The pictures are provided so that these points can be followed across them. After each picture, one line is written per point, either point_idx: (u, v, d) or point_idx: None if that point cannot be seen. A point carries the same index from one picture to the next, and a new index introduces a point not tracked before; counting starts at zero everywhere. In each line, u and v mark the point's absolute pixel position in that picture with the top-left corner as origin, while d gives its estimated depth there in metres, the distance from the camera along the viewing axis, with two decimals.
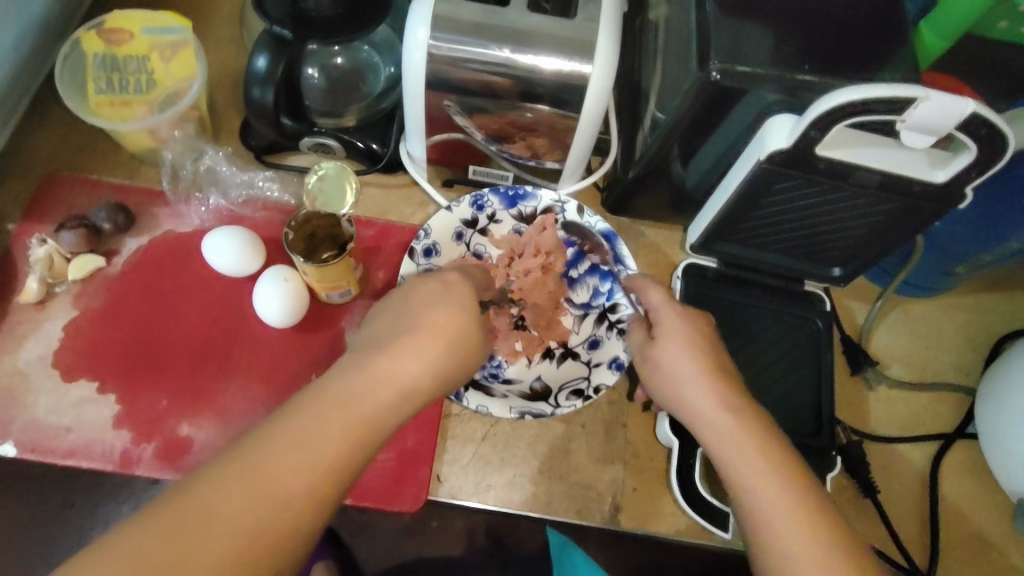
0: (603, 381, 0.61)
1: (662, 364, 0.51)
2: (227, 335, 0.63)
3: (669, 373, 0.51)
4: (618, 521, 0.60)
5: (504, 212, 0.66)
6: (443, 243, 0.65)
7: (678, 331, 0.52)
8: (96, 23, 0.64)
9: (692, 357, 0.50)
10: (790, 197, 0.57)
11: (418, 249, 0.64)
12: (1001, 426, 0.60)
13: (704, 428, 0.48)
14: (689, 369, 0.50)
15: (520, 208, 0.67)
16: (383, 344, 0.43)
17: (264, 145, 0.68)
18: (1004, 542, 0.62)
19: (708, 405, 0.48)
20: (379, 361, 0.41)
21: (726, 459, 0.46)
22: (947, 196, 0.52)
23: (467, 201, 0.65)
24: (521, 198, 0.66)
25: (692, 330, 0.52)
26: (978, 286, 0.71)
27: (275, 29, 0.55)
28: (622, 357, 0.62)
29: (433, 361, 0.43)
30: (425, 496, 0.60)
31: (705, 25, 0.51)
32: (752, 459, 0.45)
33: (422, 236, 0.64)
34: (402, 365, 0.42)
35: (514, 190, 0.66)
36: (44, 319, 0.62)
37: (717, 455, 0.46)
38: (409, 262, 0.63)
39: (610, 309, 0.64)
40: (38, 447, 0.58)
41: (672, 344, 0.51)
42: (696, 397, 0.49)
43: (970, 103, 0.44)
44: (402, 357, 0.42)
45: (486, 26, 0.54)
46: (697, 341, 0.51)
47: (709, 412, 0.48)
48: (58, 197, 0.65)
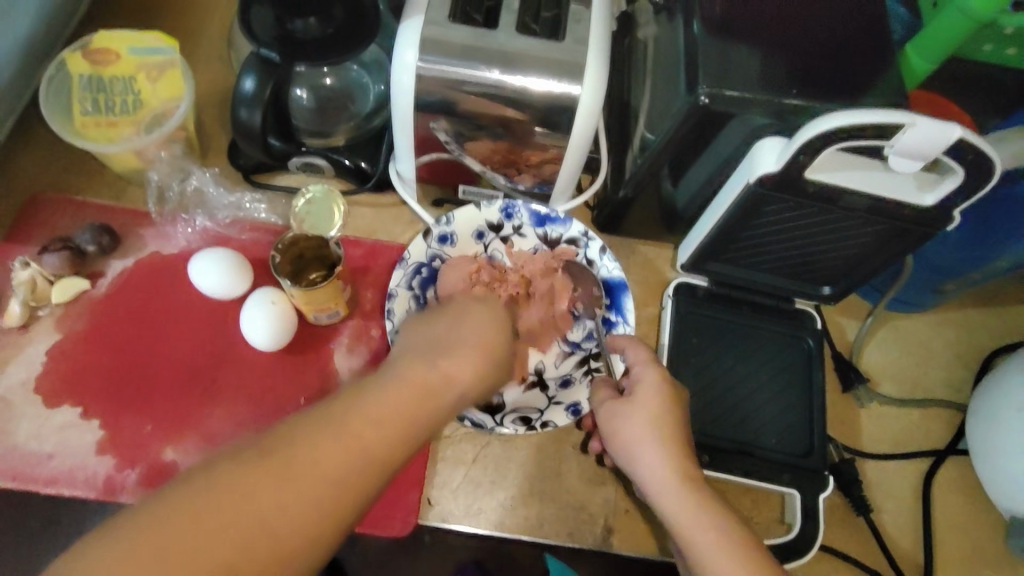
0: (555, 420, 0.60)
1: (627, 428, 0.51)
2: (214, 358, 0.62)
3: (634, 441, 0.51)
4: (611, 544, 0.60)
5: (529, 227, 0.66)
6: (461, 237, 0.66)
7: (645, 396, 0.51)
8: (81, 43, 0.63)
9: (655, 429, 0.50)
10: (779, 218, 0.57)
11: (434, 233, 0.64)
12: (991, 444, 0.60)
13: (664, 502, 0.49)
14: (656, 441, 0.50)
15: (547, 230, 0.67)
16: (438, 347, 0.47)
17: (252, 165, 0.67)
18: (997, 559, 0.62)
19: (672, 484, 0.49)
20: (440, 364, 0.46)
21: (686, 532, 0.48)
22: (934, 218, 0.52)
23: (498, 205, 0.66)
24: (552, 222, 0.66)
25: (666, 398, 0.51)
26: (966, 302, 0.72)
27: (262, 51, 0.55)
28: (582, 405, 0.60)
29: (478, 367, 0.47)
30: (414, 520, 0.59)
31: (694, 48, 0.51)
32: (710, 534, 0.47)
33: (442, 222, 0.64)
34: (448, 370, 0.46)
35: (548, 212, 0.65)
36: (26, 343, 0.61)
37: (674, 527, 0.49)
38: (421, 241, 0.64)
39: (594, 357, 0.63)
40: (19, 474, 0.57)
41: (635, 413, 0.51)
42: (660, 472, 0.50)
43: (956, 128, 0.45)
44: (448, 363, 0.46)
45: (475, 49, 0.54)
46: (662, 409, 0.51)
47: (669, 488, 0.49)
48: (41, 218, 0.64)
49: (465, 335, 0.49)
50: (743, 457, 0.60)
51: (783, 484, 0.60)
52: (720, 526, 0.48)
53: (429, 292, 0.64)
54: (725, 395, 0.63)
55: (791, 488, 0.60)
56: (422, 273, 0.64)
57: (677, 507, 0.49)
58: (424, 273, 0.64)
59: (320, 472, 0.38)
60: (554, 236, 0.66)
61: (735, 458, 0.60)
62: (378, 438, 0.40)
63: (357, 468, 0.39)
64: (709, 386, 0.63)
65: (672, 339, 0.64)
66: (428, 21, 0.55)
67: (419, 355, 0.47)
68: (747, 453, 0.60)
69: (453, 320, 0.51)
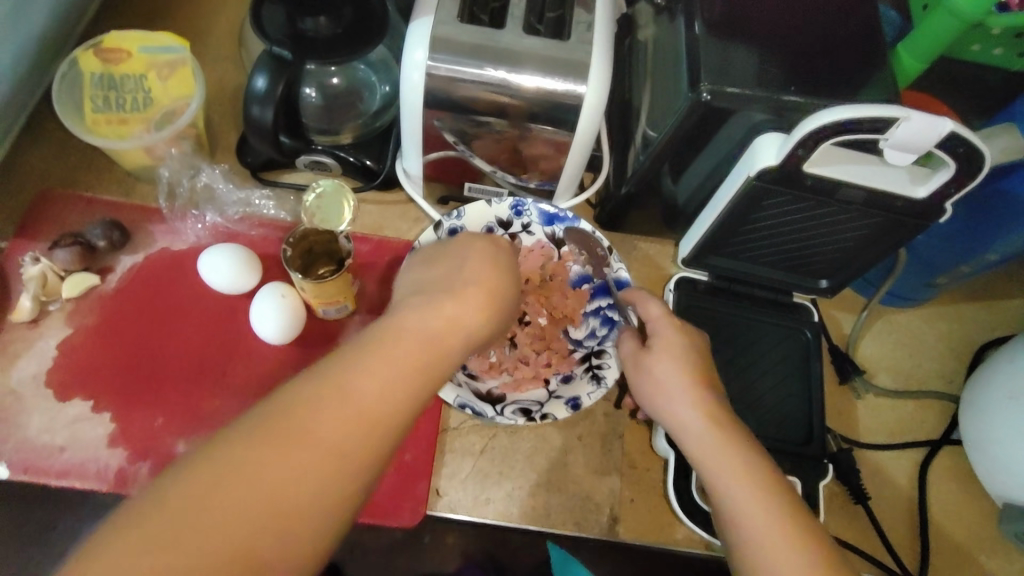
0: (555, 412, 0.60)
1: (650, 372, 0.54)
2: (224, 352, 0.62)
3: (656, 383, 0.53)
4: (617, 532, 0.61)
5: (538, 226, 0.67)
6: (471, 231, 0.66)
7: (666, 340, 0.54)
8: (94, 42, 0.65)
9: (677, 367, 0.52)
10: (778, 211, 0.59)
11: (445, 225, 0.64)
12: (984, 432, 0.61)
13: (687, 438, 0.50)
14: (675, 377, 0.52)
15: (555, 229, 0.67)
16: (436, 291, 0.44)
17: (260, 162, 0.68)
18: (991, 546, 0.64)
19: (692, 416, 0.50)
20: (443, 309, 0.42)
21: (709, 466, 0.48)
22: (926, 210, 0.54)
23: (508, 202, 0.66)
24: (559, 221, 0.66)
25: (684, 342, 0.54)
26: (957, 296, 0.74)
27: (274, 50, 0.56)
28: (582, 399, 0.60)
29: (482, 313, 0.44)
30: (424, 510, 0.60)
31: (694, 47, 0.53)
32: (732, 467, 0.47)
33: (453, 215, 0.64)
34: (449, 316, 0.42)
35: (556, 210, 0.66)
36: (36, 337, 0.61)
37: (698, 462, 0.49)
38: (432, 234, 0.63)
39: (596, 355, 0.63)
40: (31, 467, 0.57)
41: (659, 355, 0.53)
42: (681, 407, 0.51)
43: (947, 122, 0.46)
44: (451, 307, 0.43)
45: (482, 48, 0.56)
46: (685, 350, 0.53)
47: (694, 422, 0.50)
48: (51, 215, 0.65)
49: (464, 277, 0.46)
50: None
51: (784, 472, 0.61)
52: (742, 460, 0.47)
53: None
54: (726, 386, 0.64)
55: (792, 476, 0.61)
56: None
57: (700, 443, 0.49)
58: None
59: (317, 443, 0.34)
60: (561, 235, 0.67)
61: None
62: (382, 395, 0.36)
63: (359, 431, 0.35)
64: None
65: None
66: (437, 21, 0.56)
67: (420, 297, 0.43)
68: None
69: (456, 262, 0.48)
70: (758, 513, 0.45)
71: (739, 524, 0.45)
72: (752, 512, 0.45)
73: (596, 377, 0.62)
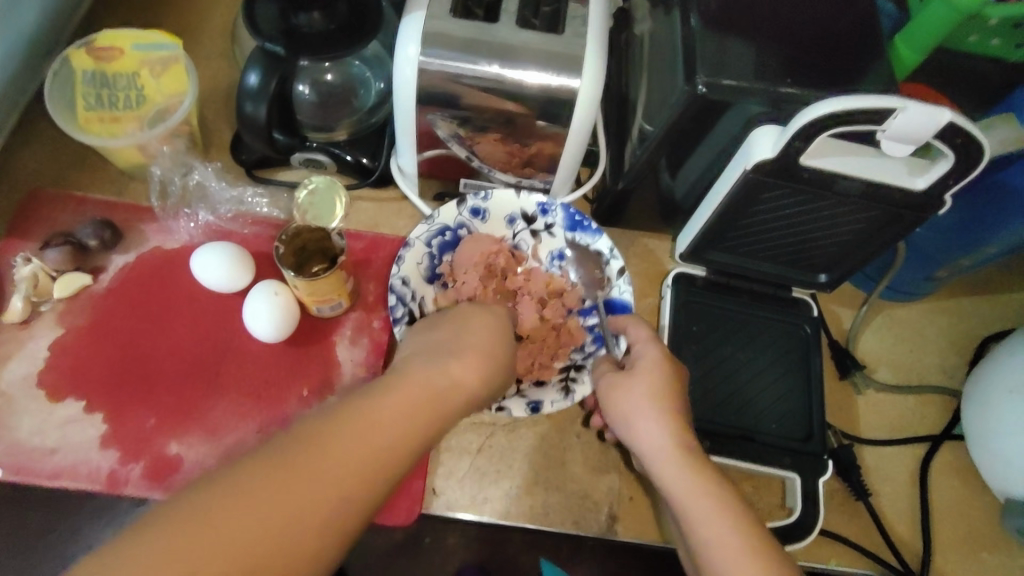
0: (512, 408, 0.59)
1: (624, 399, 0.53)
2: (217, 353, 0.62)
3: (630, 411, 0.52)
4: (615, 531, 0.60)
5: (560, 229, 0.67)
6: (494, 216, 0.67)
7: (645, 368, 0.53)
8: (85, 41, 0.64)
9: (653, 399, 0.51)
10: (776, 205, 0.58)
11: (468, 204, 0.66)
12: (984, 426, 0.61)
13: (663, 475, 0.49)
14: (651, 408, 0.51)
15: (576, 237, 0.67)
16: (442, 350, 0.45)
17: (254, 160, 0.68)
18: (993, 541, 0.63)
19: (664, 449, 0.50)
20: (448, 368, 0.44)
21: (686, 506, 0.48)
22: (925, 203, 0.54)
23: (537, 198, 0.67)
24: (582, 229, 0.66)
25: (664, 370, 0.53)
26: (957, 290, 0.73)
27: (267, 46, 0.56)
28: (543, 406, 0.60)
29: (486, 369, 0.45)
30: (419, 509, 0.59)
31: (690, 40, 0.53)
32: (710, 507, 0.47)
33: (479, 197, 0.66)
34: (456, 375, 0.43)
35: (582, 217, 0.66)
36: (27, 338, 0.60)
37: (675, 501, 0.48)
38: (454, 207, 0.65)
39: (576, 368, 0.62)
40: (22, 468, 0.56)
41: (635, 385, 0.52)
42: (654, 439, 0.50)
43: (945, 113, 0.46)
44: (457, 367, 0.44)
45: (476, 42, 0.55)
46: (662, 380, 0.52)
47: (667, 457, 0.50)
48: (43, 215, 0.65)
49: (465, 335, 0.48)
50: (745, 442, 0.61)
51: (784, 468, 0.60)
52: (719, 501, 0.47)
53: (446, 256, 0.66)
54: (726, 382, 0.64)
55: (792, 472, 0.60)
56: (445, 236, 0.66)
57: (677, 482, 0.49)
58: (447, 237, 0.66)
59: None
60: (580, 243, 0.67)
61: (737, 443, 0.61)
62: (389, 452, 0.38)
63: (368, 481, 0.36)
64: (709, 373, 0.64)
65: (672, 326, 0.65)
66: (430, 16, 0.56)
67: (429, 356, 0.45)
68: (749, 439, 0.61)
69: (462, 318, 0.49)
70: (736, 559, 0.45)
71: (716, 568, 0.45)
72: (729, 557, 0.45)
73: (566, 390, 0.61)
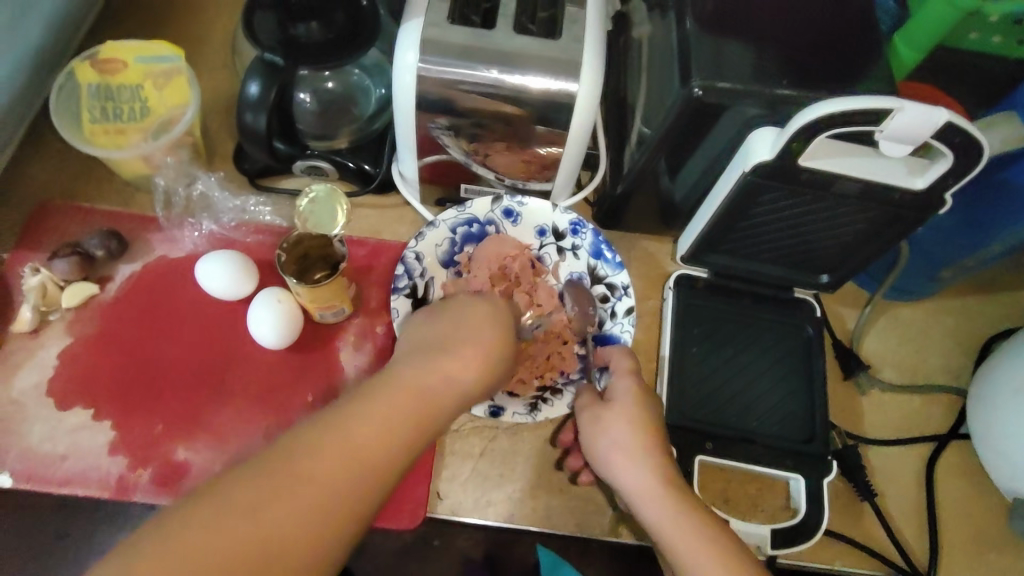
0: (472, 405, 0.60)
1: (603, 439, 0.53)
2: (222, 359, 0.63)
3: (609, 451, 0.53)
4: (619, 533, 0.60)
5: (585, 251, 0.67)
6: (525, 221, 0.68)
7: (622, 406, 0.54)
8: (90, 54, 0.65)
9: (631, 439, 0.52)
10: (775, 207, 0.58)
11: (501, 205, 0.68)
12: (991, 427, 0.60)
13: (648, 515, 0.50)
14: (629, 446, 0.52)
15: (597, 266, 0.67)
16: (437, 348, 0.47)
17: (257, 169, 0.68)
18: (1001, 542, 0.63)
19: (647, 487, 0.50)
20: (440, 365, 0.45)
21: (671, 547, 0.48)
22: (926, 203, 0.53)
23: (572, 215, 0.67)
24: (605, 259, 0.66)
25: (640, 406, 0.53)
26: (963, 288, 0.73)
27: (265, 55, 0.56)
28: (502, 413, 0.60)
29: (479, 369, 0.47)
30: (423, 513, 0.60)
31: (686, 42, 0.53)
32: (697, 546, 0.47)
33: (516, 198, 0.67)
34: (446, 372, 0.45)
35: (609, 248, 0.66)
36: (37, 347, 0.61)
37: (660, 538, 0.49)
38: (489, 202, 0.67)
39: (552, 393, 0.62)
40: (33, 476, 0.57)
41: (613, 424, 0.53)
42: (635, 478, 0.51)
43: (942, 112, 0.46)
44: (446, 364, 0.46)
45: (474, 48, 0.55)
46: (638, 417, 0.53)
47: (649, 496, 0.50)
48: (51, 226, 0.66)
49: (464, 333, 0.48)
50: (747, 444, 0.61)
51: (787, 469, 0.60)
52: (705, 539, 0.47)
53: (467, 246, 0.68)
54: (729, 384, 0.64)
55: (795, 473, 0.60)
56: (472, 228, 0.68)
57: (662, 522, 0.49)
58: (473, 229, 0.68)
59: None
60: (599, 273, 0.67)
61: (739, 445, 0.61)
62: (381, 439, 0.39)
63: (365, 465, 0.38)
64: (712, 375, 0.64)
65: (674, 328, 0.65)
66: (427, 23, 0.56)
67: (419, 354, 0.47)
68: (752, 441, 0.61)
69: (453, 318, 0.50)
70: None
71: None
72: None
73: (532, 407, 0.61)
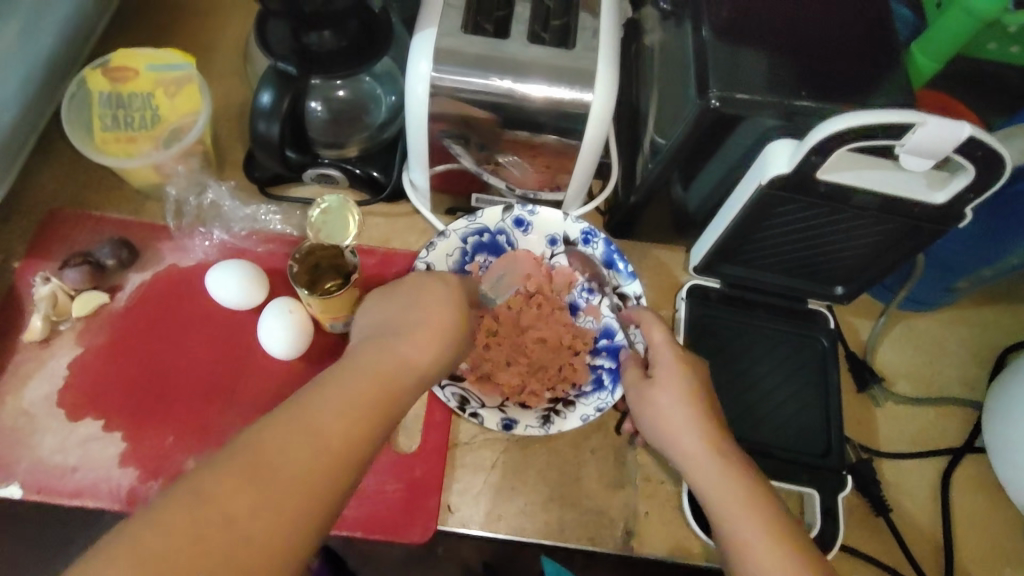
0: (485, 418, 0.60)
1: (651, 401, 0.53)
2: (233, 370, 0.62)
3: (657, 414, 0.52)
4: (632, 547, 0.60)
5: (596, 259, 0.67)
6: (536, 232, 0.68)
7: (666, 370, 0.53)
8: (101, 62, 0.65)
9: (679, 401, 0.51)
10: (792, 219, 0.58)
11: (511, 216, 0.67)
12: (1007, 442, 0.60)
13: (694, 476, 0.49)
14: (676, 409, 0.51)
15: (609, 275, 0.66)
16: (391, 333, 0.46)
17: (268, 177, 0.68)
18: (1018, 557, 0.62)
19: (693, 447, 0.49)
20: (393, 348, 0.45)
21: (715, 504, 0.47)
22: (945, 216, 0.53)
23: (583, 224, 0.67)
24: (616, 268, 0.66)
25: (685, 369, 0.53)
26: (978, 299, 0.72)
27: (279, 65, 0.56)
28: (515, 426, 0.60)
29: (433, 351, 0.46)
30: (434, 526, 0.59)
31: (702, 52, 0.52)
32: (740, 504, 0.46)
33: (526, 209, 0.67)
34: (403, 354, 0.45)
35: (620, 257, 0.66)
36: (47, 357, 0.61)
37: (707, 501, 0.48)
38: (498, 212, 0.67)
39: (565, 404, 0.61)
40: (44, 487, 0.57)
41: (659, 387, 0.53)
42: (682, 440, 0.50)
43: (964, 127, 0.45)
44: (405, 347, 0.45)
45: (487, 58, 0.55)
46: (683, 380, 0.52)
47: (697, 457, 0.49)
48: (62, 234, 0.65)
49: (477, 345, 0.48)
50: (762, 458, 0.60)
51: (802, 484, 0.60)
52: (752, 507, 0.46)
53: (479, 256, 0.67)
54: (743, 397, 0.63)
55: (810, 488, 0.59)
56: (483, 238, 0.67)
57: (710, 490, 0.48)
58: (484, 239, 0.67)
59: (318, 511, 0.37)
60: (610, 282, 0.66)
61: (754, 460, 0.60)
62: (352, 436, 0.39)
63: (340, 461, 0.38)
64: (725, 387, 0.63)
65: (687, 340, 0.65)
66: (441, 32, 0.56)
67: (376, 341, 0.45)
68: (766, 455, 0.61)
69: (408, 302, 0.49)
70: (767, 556, 0.43)
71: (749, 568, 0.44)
72: (760, 554, 0.44)
73: (545, 419, 0.61)
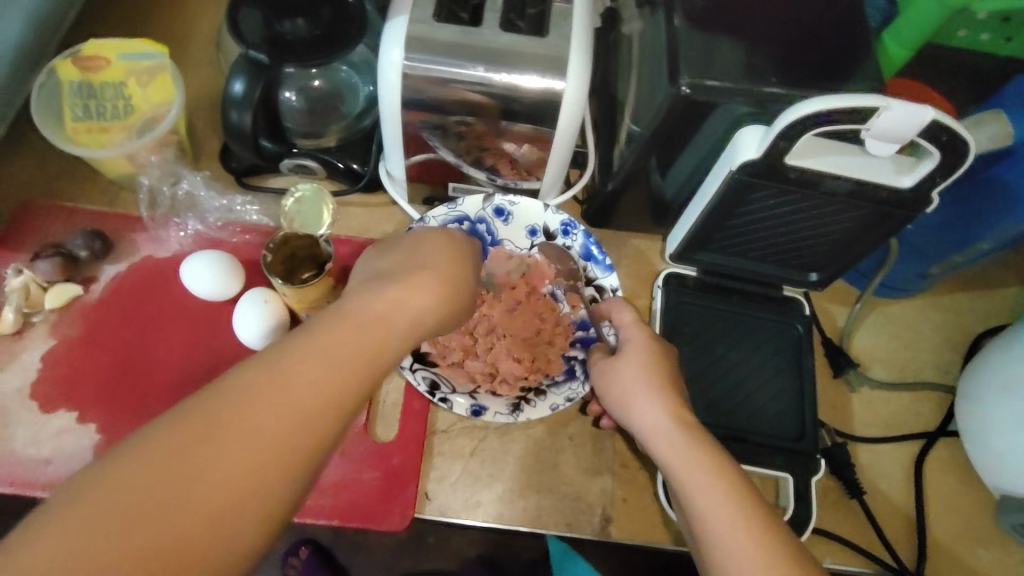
0: (456, 403, 0.61)
1: (617, 381, 0.54)
2: (208, 360, 0.62)
3: (623, 393, 0.53)
4: (609, 533, 0.60)
5: (575, 253, 0.67)
6: (516, 224, 0.68)
7: (633, 352, 0.54)
8: (71, 51, 0.64)
9: (645, 380, 0.52)
10: (764, 206, 0.58)
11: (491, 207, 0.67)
12: (979, 424, 0.60)
13: (659, 450, 0.49)
14: (641, 387, 0.52)
15: (587, 268, 0.67)
16: (402, 278, 0.45)
17: (244, 168, 0.68)
18: (990, 537, 0.63)
19: (657, 423, 0.50)
20: (401, 292, 0.43)
21: (682, 478, 0.47)
22: (914, 202, 0.53)
23: (562, 215, 0.67)
24: (595, 262, 0.66)
25: (651, 351, 0.54)
26: (950, 285, 0.73)
27: (251, 53, 0.55)
28: (484, 411, 0.61)
29: (439, 296, 0.44)
30: (412, 514, 0.59)
31: (675, 41, 0.52)
32: (704, 479, 0.46)
33: (508, 198, 0.67)
34: (409, 302, 0.43)
35: (601, 251, 0.66)
36: (20, 350, 0.61)
37: (670, 474, 0.48)
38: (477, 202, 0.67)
39: (537, 393, 0.62)
40: (17, 480, 0.57)
41: (625, 368, 0.54)
42: (648, 415, 0.51)
43: (928, 110, 0.46)
44: (412, 293, 0.43)
45: (462, 46, 0.55)
46: (651, 361, 0.53)
47: (662, 431, 0.50)
48: (33, 226, 0.65)
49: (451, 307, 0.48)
50: (736, 444, 0.61)
51: (776, 469, 0.60)
52: (713, 476, 0.46)
53: None
54: (720, 382, 0.64)
55: (785, 472, 0.60)
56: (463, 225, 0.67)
57: (672, 463, 0.48)
58: (464, 227, 0.67)
59: None
60: (590, 275, 0.66)
61: (728, 445, 0.61)
62: (367, 400, 0.38)
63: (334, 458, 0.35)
64: (702, 373, 0.64)
65: (662, 327, 0.65)
66: (414, 20, 0.55)
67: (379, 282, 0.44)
68: (741, 440, 0.61)
69: (415, 244, 0.49)
70: (726, 527, 0.44)
71: (708, 534, 0.44)
72: (721, 527, 0.44)
73: (515, 407, 0.61)
